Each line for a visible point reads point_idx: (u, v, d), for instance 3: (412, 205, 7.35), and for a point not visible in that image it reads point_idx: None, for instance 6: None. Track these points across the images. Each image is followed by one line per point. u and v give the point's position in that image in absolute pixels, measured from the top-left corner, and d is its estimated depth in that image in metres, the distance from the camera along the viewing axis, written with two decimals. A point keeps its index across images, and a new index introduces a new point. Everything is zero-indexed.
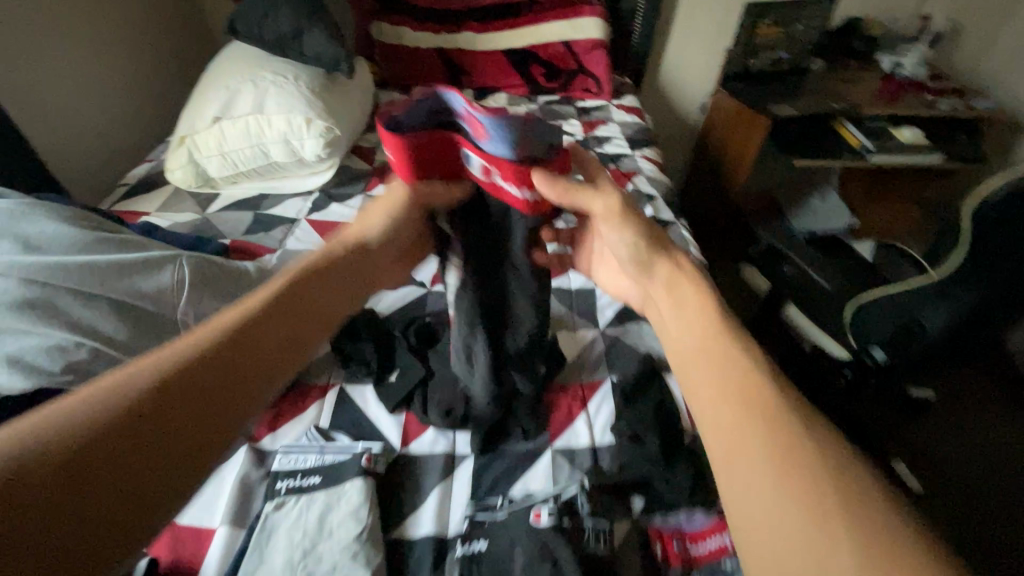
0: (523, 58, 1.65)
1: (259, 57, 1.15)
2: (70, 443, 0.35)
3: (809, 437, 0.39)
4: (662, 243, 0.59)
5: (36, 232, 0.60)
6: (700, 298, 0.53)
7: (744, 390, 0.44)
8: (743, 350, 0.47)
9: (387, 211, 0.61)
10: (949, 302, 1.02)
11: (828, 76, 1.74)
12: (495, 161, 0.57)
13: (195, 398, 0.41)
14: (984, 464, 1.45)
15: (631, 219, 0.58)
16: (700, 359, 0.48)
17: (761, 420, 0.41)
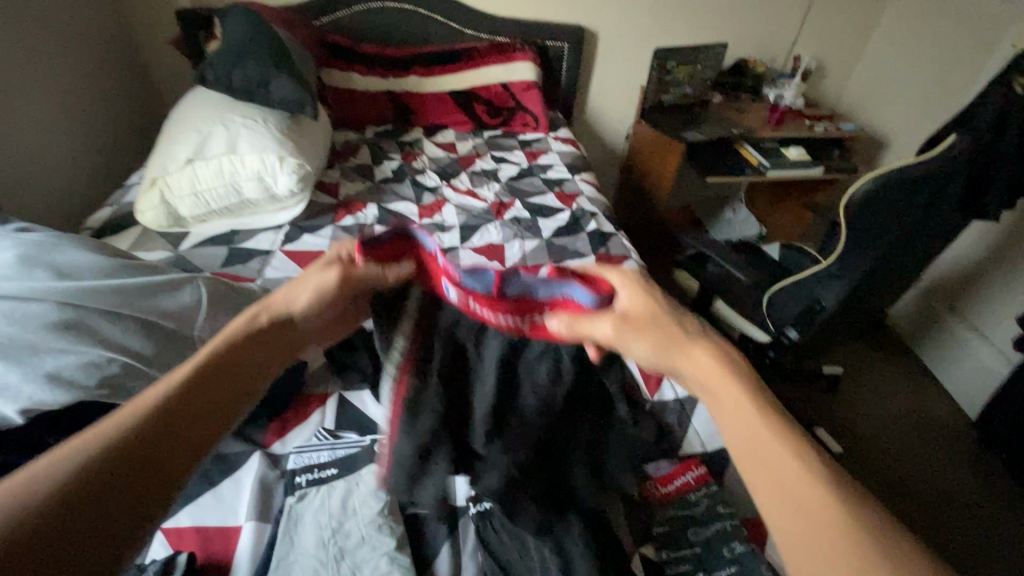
0: (466, 98, 1.82)
1: (228, 103, 1.23)
2: (25, 496, 0.31)
3: (873, 536, 0.34)
4: (688, 331, 0.49)
5: (64, 262, 0.66)
6: (743, 379, 0.44)
7: (796, 477, 0.37)
8: (793, 430, 0.39)
9: (313, 284, 0.55)
10: (839, 282, 1.24)
11: (726, 107, 2.05)
12: (469, 293, 0.60)
13: (160, 438, 0.38)
14: (885, 424, 1.71)
15: (646, 331, 0.51)
16: (757, 451, 0.39)
17: (815, 509, 0.35)
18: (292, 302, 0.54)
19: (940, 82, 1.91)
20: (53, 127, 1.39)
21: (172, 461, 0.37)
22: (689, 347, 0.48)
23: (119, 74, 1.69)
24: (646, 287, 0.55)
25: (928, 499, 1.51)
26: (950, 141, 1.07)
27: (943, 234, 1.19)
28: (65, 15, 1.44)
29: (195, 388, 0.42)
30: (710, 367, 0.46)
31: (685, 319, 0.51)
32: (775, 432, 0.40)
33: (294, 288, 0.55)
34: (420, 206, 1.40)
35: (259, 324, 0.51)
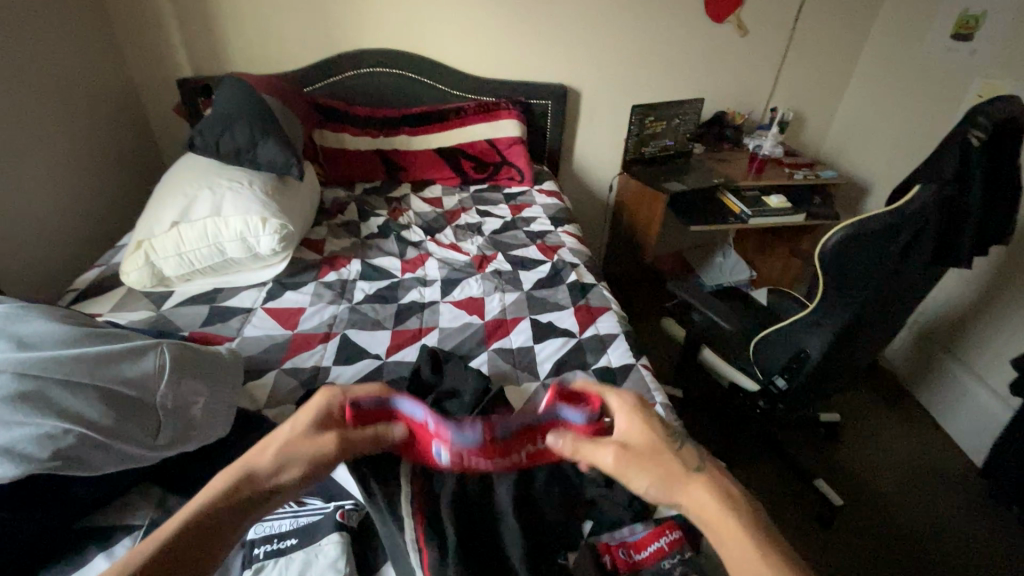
0: (453, 155, 1.89)
1: (216, 167, 1.29)
2: None
3: None
4: (690, 466, 0.57)
5: (30, 333, 0.67)
6: (739, 518, 0.51)
7: None
8: (781, 555, 0.48)
9: (300, 455, 0.57)
10: (822, 330, 1.23)
11: (707, 158, 2.11)
12: (463, 451, 0.68)
13: None
14: (889, 473, 1.65)
15: (644, 466, 0.58)
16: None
17: None
18: (275, 478, 0.55)
19: (914, 129, 1.96)
20: (53, 191, 1.44)
21: None
22: (691, 488, 0.54)
23: (121, 139, 1.77)
24: (639, 410, 0.65)
25: (939, 555, 1.43)
26: (917, 191, 1.08)
27: (921, 280, 1.19)
28: (71, 87, 1.52)
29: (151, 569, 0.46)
30: (711, 508, 0.53)
31: (686, 453, 0.59)
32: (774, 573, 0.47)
33: (282, 453, 0.57)
34: (404, 261, 1.42)
35: (238, 493, 0.53)
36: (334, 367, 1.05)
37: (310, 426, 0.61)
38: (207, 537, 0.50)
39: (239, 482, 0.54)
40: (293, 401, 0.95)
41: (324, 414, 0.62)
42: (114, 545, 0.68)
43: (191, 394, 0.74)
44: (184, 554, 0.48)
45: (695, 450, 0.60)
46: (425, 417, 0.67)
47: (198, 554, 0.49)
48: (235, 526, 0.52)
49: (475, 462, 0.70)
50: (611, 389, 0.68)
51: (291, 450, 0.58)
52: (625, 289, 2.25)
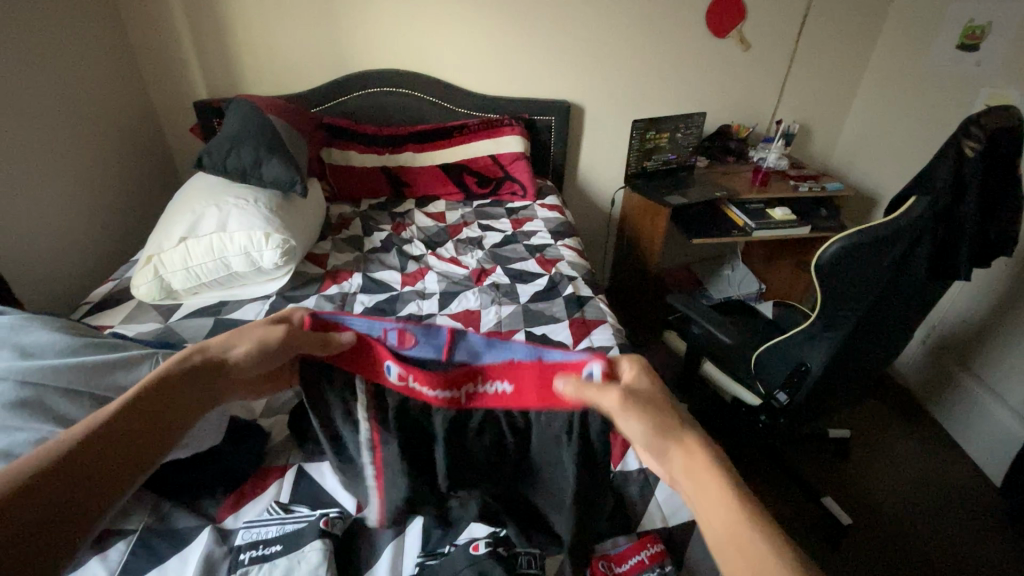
0: (457, 171, 1.92)
1: (224, 185, 1.34)
2: None
3: None
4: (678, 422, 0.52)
5: (34, 344, 0.71)
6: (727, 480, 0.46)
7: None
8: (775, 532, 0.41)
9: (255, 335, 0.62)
10: (822, 343, 1.21)
11: (710, 171, 2.12)
12: (411, 368, 0.67)
13: (101, 447, 0.45)
14: (902, 492, 1.60)
15: (644, 410, 0.53)
16: (736, 544, 0.41)
17: None
18: (230, 352, 0.60)
19: (923, 140, 1.94)
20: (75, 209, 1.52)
21: (100, 468, 0.44)
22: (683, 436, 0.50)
23: (140, 159, 1.85)
24: (648, 373, 0.60)
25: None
26: (912, 204, 1.07)
27: (921, 293, 1.17)
28: (93, 111, 1.61)
29: (130, 411, 0.49)
30: (699, 460, 0.47)
31: (673, 409, 0.54)
32: (758, 538, 0.40)
33: (234, 334, 0.61)
34: (404, 274, 1.45)
35: (193, 363, 0.57)
36: None
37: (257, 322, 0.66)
38: (181, 403, 0.53)
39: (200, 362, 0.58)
40: (287, 412, 0.97)
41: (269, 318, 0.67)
42: (109, 549, 0.72)
43: None
44: (162, 413, 0.51)
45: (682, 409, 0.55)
46: (385, 327, 0.69)
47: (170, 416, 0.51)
48: (206, 398, 0.56)
49: (421, 386, 0.68)
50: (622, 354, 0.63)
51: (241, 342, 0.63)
52: (631, 302, 2.24)
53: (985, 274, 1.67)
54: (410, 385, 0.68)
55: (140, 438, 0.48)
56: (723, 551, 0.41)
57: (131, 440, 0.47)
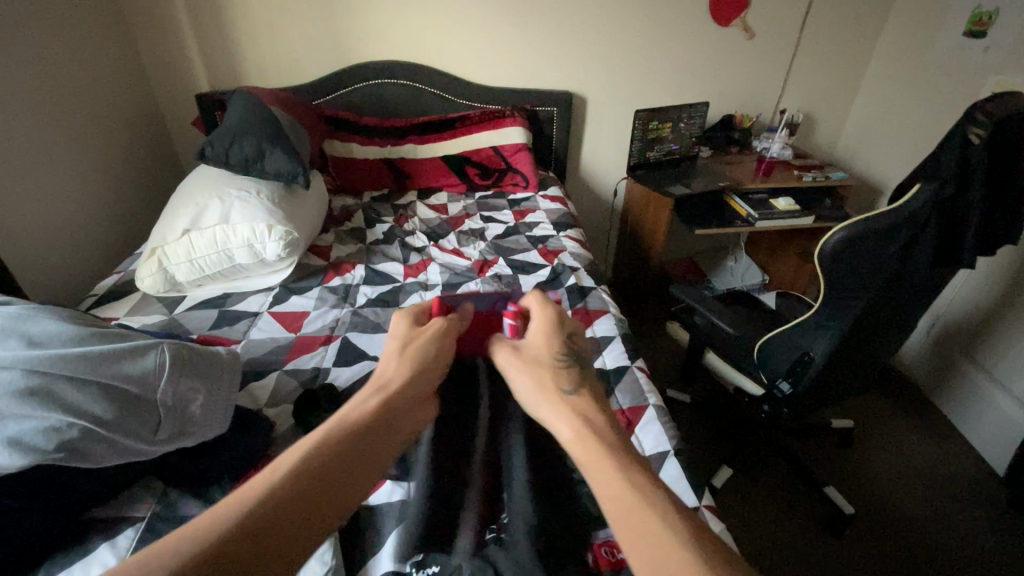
0: (459, 162, 1.92)
1: (227, 177, 1.35)
2: (201, 541, 0.37)
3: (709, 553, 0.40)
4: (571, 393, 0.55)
5: (41, 333, 0.72)
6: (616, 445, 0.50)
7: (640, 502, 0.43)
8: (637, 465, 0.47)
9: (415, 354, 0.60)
10: (825, 333, 1.21)
11: (714, 161, 2.11)
12: None
13: (301, 497, 0.42)
14: (904, 481, 1.60)
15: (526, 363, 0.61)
16: (600, 470, 0.46)
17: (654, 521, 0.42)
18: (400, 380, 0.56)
19: (928, 128, 1.92)
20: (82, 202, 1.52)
21: (300, 521, 0.41)
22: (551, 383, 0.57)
23: (142, 151, 1.85)
24: (554, 326, 0.63)
25: (957, 566, 1.38)
26: (917, 192, 1.07)
27: (925, 283, 1.17)
28: (95, 105, 1.61)
29: (331, 452, 0.46)
30: (558, 403, 0.54)
31: (568, 373, 0.58)
32: (624, 472, 0.46)
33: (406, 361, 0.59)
34: (406, 266, 1.45)
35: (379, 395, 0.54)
36: (334, 368, 1.08)
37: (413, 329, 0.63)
38: (364, 454, 0.47)
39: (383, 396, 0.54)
40: (291, 402, 0.98)
41: (412, 320, 0.65)
42: (118, 536, 0.73)
43: (190, 392, 0.78)
44: (339, 467, 0.45)
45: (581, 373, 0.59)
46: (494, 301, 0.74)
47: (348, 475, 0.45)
48: (390, 437, 0.50)
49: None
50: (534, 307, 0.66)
51: (418, 370, 0.58)
52: (633, 293, 2.24)
53: (991, 264, 1.65)
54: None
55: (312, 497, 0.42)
56: (608, 505, 0.44)
57: (301, 508, 0.42)
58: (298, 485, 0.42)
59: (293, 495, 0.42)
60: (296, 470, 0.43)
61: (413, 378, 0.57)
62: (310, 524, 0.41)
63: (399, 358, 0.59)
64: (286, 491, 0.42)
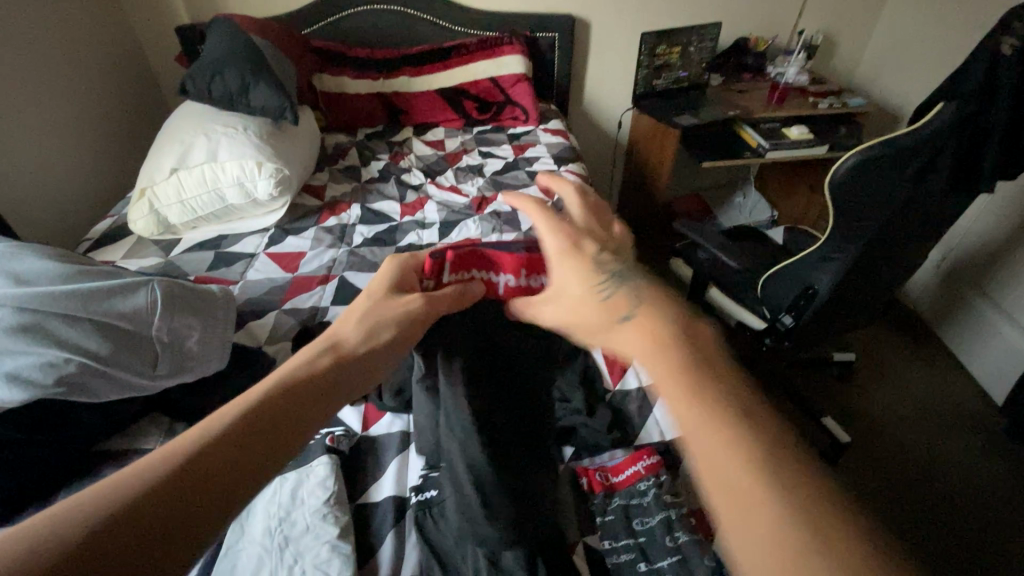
0: (456, 95, 1.83)
1: (213, 114, 1.30)
2: (142, 470, 0.35)
3: (792, 490, 0.34)
4: (617, 314, 0.45)
5: (28, 271, 0.71)
6: (705, 405, 0.38)
7: (716, 438, 0.36)
8: (720, 387, 0.40)
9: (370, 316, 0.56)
10: (832, 264, 1.18)
11: (724, 89, 1.99)
12: None
13: (245, 437, 0.40)
14: (903, 413, 1.62)
15: (566, 284, 0.51)
16: (665, 384, 0.40)
17: (731, 458, 0.35)
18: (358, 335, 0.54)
19: (956, 48, 1.79)
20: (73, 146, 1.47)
21: (245, 458, 0.39)
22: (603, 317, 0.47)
23: (125, 90, 1.77)
24: (565, 255, 0.52)
25: (950, 493, 1.41)
26: (937, 111, 1.00)
27: (939, 209, 1.12)
28: (70, 40, 1.52)
29: (275, 399, 0.44)
30: (595, 313, 0.47)
31: (624, 292, 0.47)
32: (696, 391, 0.39)
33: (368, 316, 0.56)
34: (403, 204, 1.41)
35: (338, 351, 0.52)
36: (332, 306, 1.07)
37: (395, 298, 0.58)
38: (309, 402, 0.45)
39: (332, 348, 0.52)
40: (290, 339, 0.99)
41: (401, 277, 0.62)
42: None
43: (185, 328, 0.78)
44: (280, 416, 0.43)
45: (629, 291, 0.47)
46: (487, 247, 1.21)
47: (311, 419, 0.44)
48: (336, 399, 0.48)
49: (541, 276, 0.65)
50: (544, 219, 0.54)
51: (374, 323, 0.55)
52: (637, 231, 2.20)
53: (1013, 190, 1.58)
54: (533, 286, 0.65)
55: (258, 443, 0.40)
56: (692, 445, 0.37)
57: (243, 447, 0.39)
58: (240, 426, 0.40)
59: (241, 433, 0.40)
60: (246, 412, 0.42)
61: (376, 332, 0.55)
62: (253, 470, 0.39)
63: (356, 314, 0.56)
64: (227, 431, 0.40)
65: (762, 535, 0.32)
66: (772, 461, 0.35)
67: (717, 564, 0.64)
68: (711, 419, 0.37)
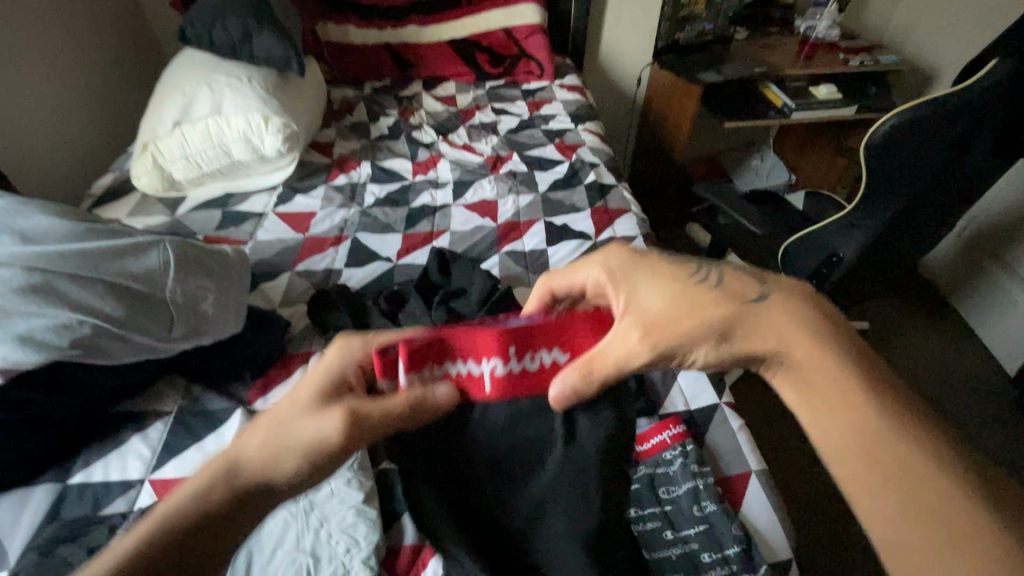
0: (467, 48, 1.74)
1: (215, 62, 1.22)
2: None
3: (918, 448, 0.37)
4: (746, 297, 0.46)
5: (34, 229, 0.68)
6: (835, 369, 0.41)
7: (844, 405, 0.39)
8: (843, 357, 0.42)
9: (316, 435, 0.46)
10: (859, 232, 1.13)
11: (750, 43, 1.88)
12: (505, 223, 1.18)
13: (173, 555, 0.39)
14: (915, 385, 1.60)
15: (653, 287, 0.49)
16: (793, 356, 0.43)
17: (856, 422, 0.39)
18: (269, 435, 0.46)
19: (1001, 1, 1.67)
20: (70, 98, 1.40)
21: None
22: (741, 306, 0.45)
23: (118, 36, 1.68)
24: (625, 269, 0.51)
25: None
26: (990, 69, 0.94)
27: (977, 174, 1.07)
28: None
29: (206, 498, 0.42)
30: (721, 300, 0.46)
31: (743, 283, 0.47)
32: (831, 360, 0.41)
33: (271, 435, 0.46)
34: (415, 163, 1.36)
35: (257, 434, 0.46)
36: (346, 269, 1.05)
37: (316, 413, 0.48)
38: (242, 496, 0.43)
39: (228, 471, 0.44)
40: (305, 302, 0.97)
41: (331, 379, 0.51)
42: (149, 428, 0.77)
43: (200, 290, 0.76)
44: (205, 526, 0.41)
45: (741, 276, 0.48)
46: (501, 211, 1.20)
47: (241, 519, 0.43)
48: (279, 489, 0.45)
49: (535, 353, 0.51)
50: (563, 277, 0.54)
51: (304, 425, 0.47)
52: (651, 195, 2.14)
53: None
54: (528, 370, 0.51)
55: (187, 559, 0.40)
56: (811, 415, 0.41)
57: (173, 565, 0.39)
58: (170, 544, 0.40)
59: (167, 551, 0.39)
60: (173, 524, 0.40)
61: (299, 425, 0.47)
62: None
63: (268, 427, 0.47)
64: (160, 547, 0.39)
65: (887, 494, 0.36)
66: (899, 420, 0.38)
67: (745, 533, 0.64)
68: (838, 385, 0.40)
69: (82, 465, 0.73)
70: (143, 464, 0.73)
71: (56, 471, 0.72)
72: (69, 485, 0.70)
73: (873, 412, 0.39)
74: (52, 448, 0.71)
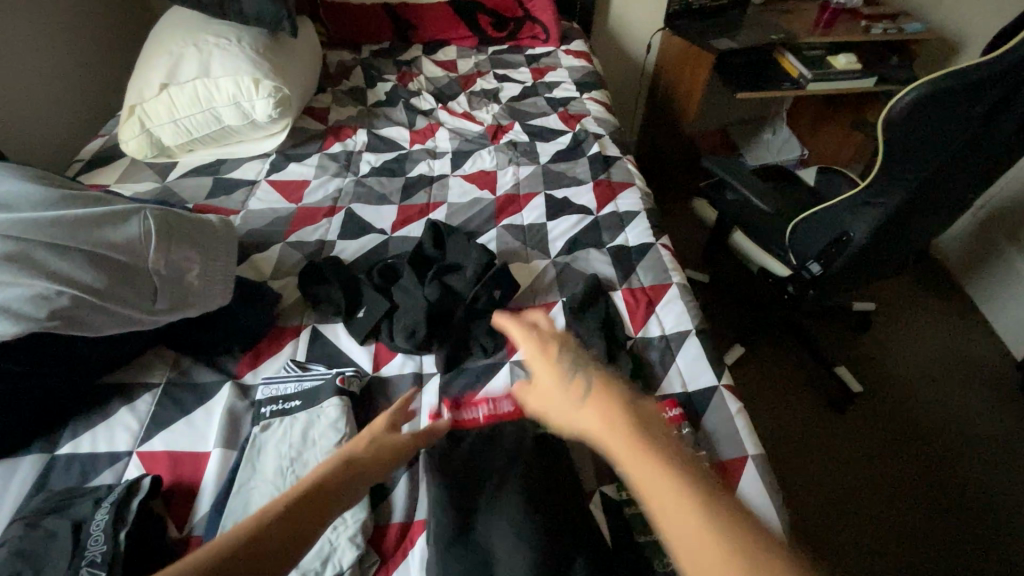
0: (470, 9, 1.65)
1: (203, 21, 1.17)
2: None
3: (737, 526, 0.41)
4: (580, 394, 0.54)
5: (8, 195, 0.65)
6: (650, 455, 0.46)
7: (665, 491, 0.44)
8: (658, 446, 0.48)
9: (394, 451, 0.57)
10: (871, 211, 1.09)
11: (768, 9, 1.79)
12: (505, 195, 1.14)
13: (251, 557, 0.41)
14: (924, 366, 1.55)
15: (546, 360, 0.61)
16: (621, 448, 0.48)
17: (677, 506, 0.43)
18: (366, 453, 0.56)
19: None
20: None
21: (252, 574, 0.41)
22: (580, 405, 0.53)
23: None
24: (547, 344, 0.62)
25: (966, 452, 1.34)
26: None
27: (1000, 153, 1.02)
28: None
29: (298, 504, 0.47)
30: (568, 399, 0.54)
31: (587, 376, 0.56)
32: (649, 451, 0.47)
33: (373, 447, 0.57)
34: (412, 131, 1.31)
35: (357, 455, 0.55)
36: (339, 240, 1.02)
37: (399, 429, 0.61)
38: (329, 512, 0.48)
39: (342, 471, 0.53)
40: (296, 274, 0.95)
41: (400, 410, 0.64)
42: (136, 400, 0.76)
43: (185, 261, 0.73)
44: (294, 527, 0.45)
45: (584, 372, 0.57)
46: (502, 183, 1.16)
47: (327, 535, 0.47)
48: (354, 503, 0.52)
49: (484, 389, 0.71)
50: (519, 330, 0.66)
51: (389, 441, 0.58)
52: (657, 168, 2.07)
53: None
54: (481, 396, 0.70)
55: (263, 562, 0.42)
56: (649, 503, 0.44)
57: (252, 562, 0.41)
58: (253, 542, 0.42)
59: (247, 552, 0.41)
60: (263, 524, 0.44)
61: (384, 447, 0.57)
62: None
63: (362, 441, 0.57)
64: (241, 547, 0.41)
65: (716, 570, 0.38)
66: (709, 501, 0.43)
67: None
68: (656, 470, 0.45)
69: (70, 437, 0.72)
70: (131, 437, 0.72)
71: (44, 441, 0.71)
72: (56, 456, 0.70)
73: (692, 497, 0.43)
74: (39, 418, 0.70)
